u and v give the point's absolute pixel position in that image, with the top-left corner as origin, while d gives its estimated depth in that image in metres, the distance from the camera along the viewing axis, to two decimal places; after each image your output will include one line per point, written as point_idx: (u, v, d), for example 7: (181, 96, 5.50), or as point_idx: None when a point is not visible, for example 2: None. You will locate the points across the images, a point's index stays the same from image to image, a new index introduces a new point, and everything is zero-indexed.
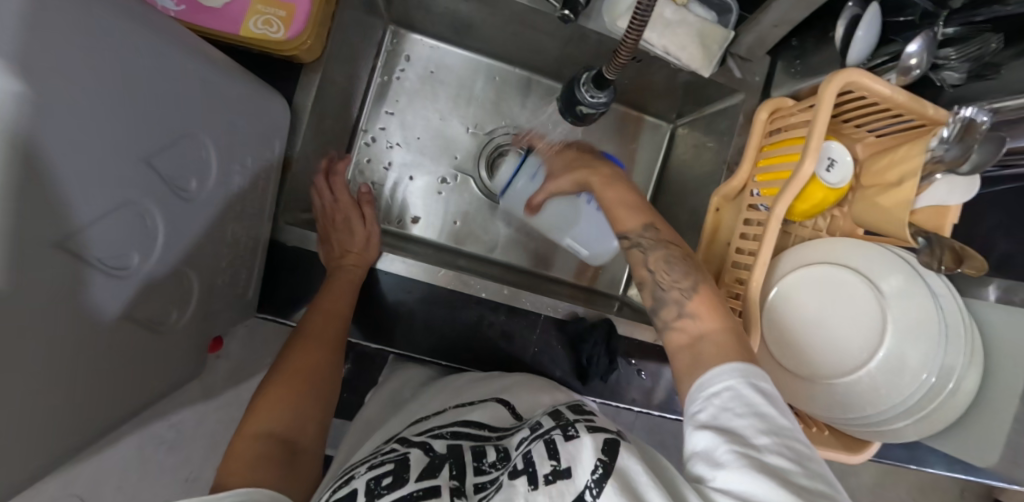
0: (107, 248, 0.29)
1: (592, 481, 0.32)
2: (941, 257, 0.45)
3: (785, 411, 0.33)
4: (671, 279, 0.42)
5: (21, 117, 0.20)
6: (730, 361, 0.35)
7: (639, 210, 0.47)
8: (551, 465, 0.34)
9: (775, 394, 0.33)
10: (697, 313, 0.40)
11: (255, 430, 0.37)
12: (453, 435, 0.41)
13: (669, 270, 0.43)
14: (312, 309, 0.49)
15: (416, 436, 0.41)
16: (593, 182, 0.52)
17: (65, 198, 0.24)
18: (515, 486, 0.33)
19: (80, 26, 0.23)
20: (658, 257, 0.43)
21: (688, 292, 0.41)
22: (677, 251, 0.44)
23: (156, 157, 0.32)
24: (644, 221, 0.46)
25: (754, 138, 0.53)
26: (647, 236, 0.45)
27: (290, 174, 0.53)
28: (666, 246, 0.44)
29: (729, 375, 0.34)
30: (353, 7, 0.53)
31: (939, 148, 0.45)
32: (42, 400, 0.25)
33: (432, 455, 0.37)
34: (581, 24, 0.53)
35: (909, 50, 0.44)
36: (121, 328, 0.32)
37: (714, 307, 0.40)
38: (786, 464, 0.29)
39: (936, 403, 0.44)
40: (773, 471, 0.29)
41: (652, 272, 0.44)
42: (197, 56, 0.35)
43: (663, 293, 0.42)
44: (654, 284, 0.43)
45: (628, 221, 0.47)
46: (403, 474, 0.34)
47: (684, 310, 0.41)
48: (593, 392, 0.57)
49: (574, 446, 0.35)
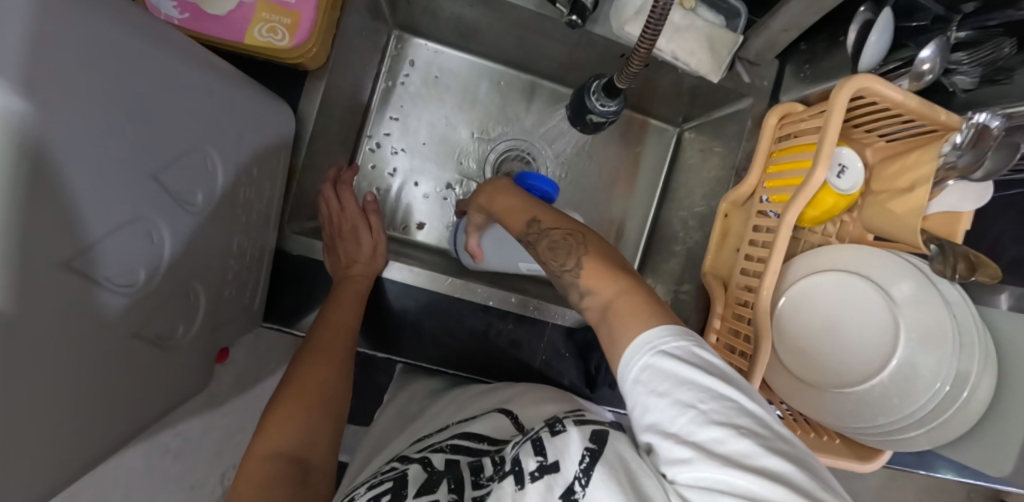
0: (115, 266, 0.28)
1: (581, 470, 0.32)
2: (955, 266, 0.44)
3: (708, 365, 0.31)
4: (559, 264, 0.41)
5: (26, 139, 0.19)
6: (639, 337, 0.33)
7: (522, 209, 0.45)
8: (538, 461, 0.34)
9: (690, 352, 0.31)
10: (592, 288, 0.38)
11: (266, 449, 0.37)
12: (453, 448, 0.41)
13: (553, 254, 0.41)
14: (320, 319, 0.48)
15: (417, 452, 0.41)
16: (482, 197, 0.51)
17: (73, 219, 0.24)
18: (503, 487, 0.34)
19: (84, 42, 0.22)
20: (543, 248, 0.42)
21: (576, 271, 0.39)
22: (562, 232, 0.42)
23: (162, 172, 0.31)
24: (527, 218, 0.44)
25: (763, 143, 0.52)
26: (532, 230, 0.43)
27: (295, 183, 0.53)
28: (550, 234, 0.42)
29: (642, 356, 0.32)
30: (358, 13, 0.53)
31: (952, 153, 0.45)
32: (50, 421, 0.25)
33: (432, 471, 0.37)
34: (588, 29, 0.52)
35: (923, 55, 0.43)
36: (128, 345, 0.32)
37: (604, 274, 0.38)
38: (722, 432, 0.28)
39: (951, 412, 0.44)
40: (713, 449, 0.28)
41: (545, 265, 0.42)
42: (201, 67, 0.34)
43: (560, 281, 0.41)
44: (551, 274, 0.42)
45: (516, 225, 0.45)
46: (401, 490, 0.35)
47: (581, 291, 0.39)
48: (602, 400, 0.56)
49: (560, 440, 0.35)
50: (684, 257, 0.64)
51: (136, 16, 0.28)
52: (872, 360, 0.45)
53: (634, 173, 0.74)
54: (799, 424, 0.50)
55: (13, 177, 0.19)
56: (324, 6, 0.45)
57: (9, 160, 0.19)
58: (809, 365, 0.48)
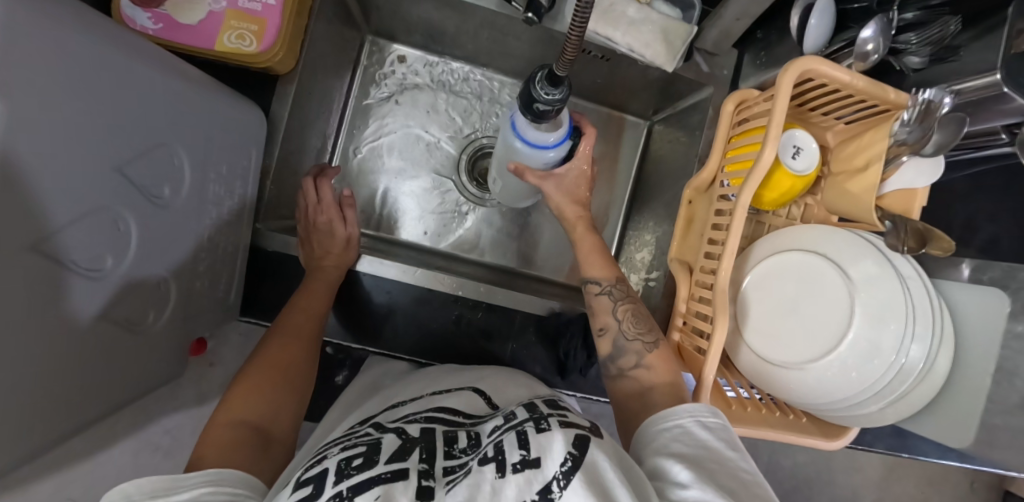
0: (82, 251, 0.31)
1: (561, 473, 0.32)
2: (905, 239, 0.45)
3: (733, 444, 0.39)
4: (636, 331, 0.49)
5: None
6: (684, 402, 0.42)
7: (608, 266, 0.54)
8: (521, 454, 0.34)
9: (722, 430, 0.40)
10: (652, 365, 0.47)
11: (229, 417, 0.40)
12: (428, 419, 0.42)
13: (635, 321, 0.50)
14: (289, 307, 0.51)
15: (391, 422, 0.42)
16: (576, 227, 0.57)
17: (41, 204, 0.26)
18: (484, 473, 0.33)
19: (55, 45, 0.25)
20: (626, 308, 0.51)
21: (648, 346, 0.49)
22: (639, 306, 0.52)
23: (129, 166, 0.34)
24: (613, 276, 0.53)
25: (721, 130, 0.53)
26: (617, 288, 0.53)
27: (270, 181, 0.55)
28: (631, 301, 0.52)
29: (683, 415, 0.41)
30: (327, 20, 0.56)
31: (902, 131, 0.45)
32: (16, 393, 0.27)
33: (406, 439, 0.38)
34: (547, 26, 0.54)
35: (863, 35, 0.45)
36: (97, 327, 0.34)
37: (668, 361, 0.48)
38: (731, 486, 0.35)
39: (908, 384, 0.45)
40: (721, 489, 0.34)
41: (619, 321, 0.50)
42: (167, 70, 0.36)
43: (625, 343, 0.49)
44: (620, 332, 0.50)
45: (601, 274, 0.53)
46: (374, 456, 0.35)
47: (643, 361, 0.48)
48: (572, 386, 0.58)
49: (544, 438, 0.35)
50: (654, 246, 0.66)
51: (109, 25, 0.31)
52: (833, 336, 0.45)
53: (609, 166, 0.75)
54: (767, 405, 0.52)
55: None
56: (289, 13, 0.48)
57: None
58: (771, 345, 0.48)
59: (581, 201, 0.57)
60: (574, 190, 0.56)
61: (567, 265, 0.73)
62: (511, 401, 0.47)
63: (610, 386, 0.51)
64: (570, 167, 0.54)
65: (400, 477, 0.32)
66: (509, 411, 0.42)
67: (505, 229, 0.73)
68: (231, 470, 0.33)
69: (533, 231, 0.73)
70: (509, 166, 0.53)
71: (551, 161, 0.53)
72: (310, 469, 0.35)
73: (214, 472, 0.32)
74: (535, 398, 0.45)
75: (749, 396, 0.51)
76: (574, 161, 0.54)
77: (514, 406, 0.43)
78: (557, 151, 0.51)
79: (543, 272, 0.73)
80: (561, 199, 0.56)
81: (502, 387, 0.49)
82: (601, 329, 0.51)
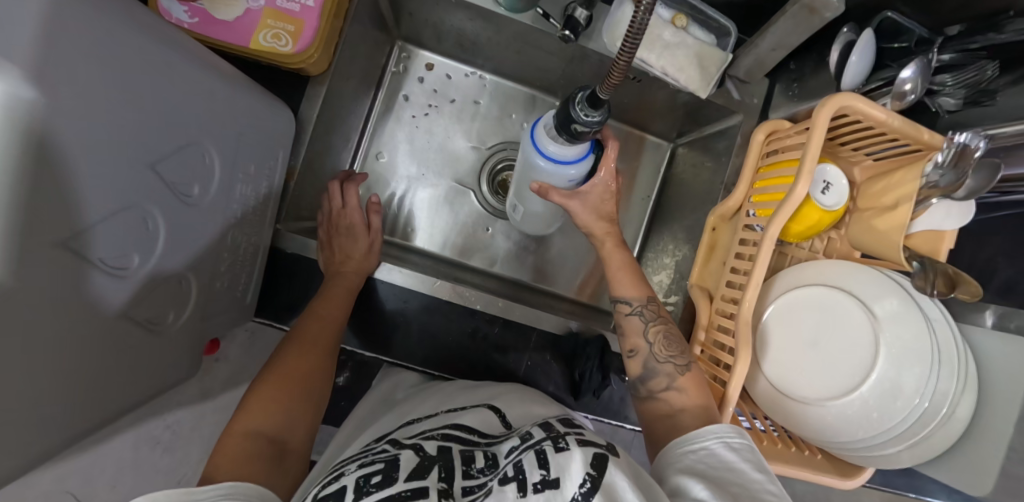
0: (109, 250, 0.30)
1: (581, 494, 0.31)
2: (934, 282, 0.44)
3: (758, 466, 0.38)
4: (668, 353, 0.49)
5: (39, 126, 0.21)
6: (711, 423, 0.41)
7: (641, 283, 0.53)
8: (540, 473, 0.33)
9: (749, 452, 0.39)
10: (684, 388, 0.46)
11: (245, 427, 0.39)
12: (444, 436, 0.41)
13: (667, 344, 0.49)
14: (307, 312, 0.50)
15: (407, 438, 0.41)
16: (605, 242, 0.56)
17: (75, 199, 0.25)
18: (505, 492, 0.32)
19: (93, 36, 0.24)
20: (659, 329, 0.50)
21: (680, 368, 0.48)
22: (673, 328, 0.51)
23: (160, 163, 0.33)
24: (644, 295, 0.53)
25: (750, 159, 0.53)
26: (649, 308, 0.52)
27: (294, 182, 0.55)
28: (663, 321, 0.51)
29: (708, 437, 0.40)
30: (360, 23, 0.55)
31: (934, 173, 0.44)
32: (40, 393, 0.26)
33: (423, 456, 0.36)
34: (582, 44, 0.54)
35: (903, 75, 0.45)
36: (118, 323, 0.33)
37: (700, 385, 0.46)
38: None
39: (929, 428, 0.45)
40: None
41: (650, 344, 0.50)
42: (204, 67, 0.36)
43: (657, 364, 0.48)
44: (651, 354, 0.49)
45: (629, 292, 0.53)
46: (392, 473, 0.33)
47: (673, 384, 0.47)
48: (585, 407, 0.57)
49: (563, 458, 0.34)
50: (674, 269, 0.66)
51: (152, 21, 0.31)
52: (855, 372, 0.45)
53: (630, 186, 0.75)
54: (784, 439, 0.51)
55: (22, 171, 0.21)
56: (326, 14, 0.47)
57: (25, 145, 0.20)
58: (793, 378, 0.47)
59: (609, 216, 0.55)
60: (600, 205, 0.54)
61: (581, 280, 0.73)
62: (526, 420, 0.46)
63: (641, 406, 0.50)
64: (594, 184, 0.52)
65: (421, 496, 0.31)
66: (525, 431, 0.41)
67: (522, 242, 0.72)
68: (246, 481, 0.32)
69: (548, 245, 0.73)
70: (531, 185, 0.52)
71: (574, 179, 0.52)
72: (326, 486, 0.34)
73: (228, 485, 0.31)
74: (550, 417, 0.44)
75: (765, 429, 0.51)
76: (599, 176, 0.52)
77: (531, 425, 0.42)
78: (578, 169, 0.50)
79: (558, 288, 0.72)
80: (588, 216, 0.54)
81: (519, 404, 0.48)
82: (630, 349, 0.51)
